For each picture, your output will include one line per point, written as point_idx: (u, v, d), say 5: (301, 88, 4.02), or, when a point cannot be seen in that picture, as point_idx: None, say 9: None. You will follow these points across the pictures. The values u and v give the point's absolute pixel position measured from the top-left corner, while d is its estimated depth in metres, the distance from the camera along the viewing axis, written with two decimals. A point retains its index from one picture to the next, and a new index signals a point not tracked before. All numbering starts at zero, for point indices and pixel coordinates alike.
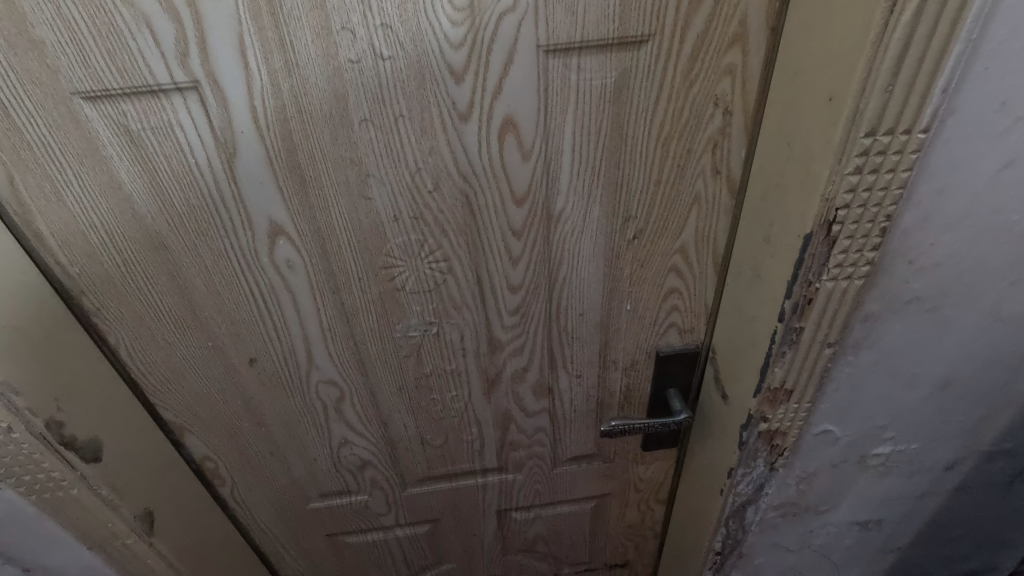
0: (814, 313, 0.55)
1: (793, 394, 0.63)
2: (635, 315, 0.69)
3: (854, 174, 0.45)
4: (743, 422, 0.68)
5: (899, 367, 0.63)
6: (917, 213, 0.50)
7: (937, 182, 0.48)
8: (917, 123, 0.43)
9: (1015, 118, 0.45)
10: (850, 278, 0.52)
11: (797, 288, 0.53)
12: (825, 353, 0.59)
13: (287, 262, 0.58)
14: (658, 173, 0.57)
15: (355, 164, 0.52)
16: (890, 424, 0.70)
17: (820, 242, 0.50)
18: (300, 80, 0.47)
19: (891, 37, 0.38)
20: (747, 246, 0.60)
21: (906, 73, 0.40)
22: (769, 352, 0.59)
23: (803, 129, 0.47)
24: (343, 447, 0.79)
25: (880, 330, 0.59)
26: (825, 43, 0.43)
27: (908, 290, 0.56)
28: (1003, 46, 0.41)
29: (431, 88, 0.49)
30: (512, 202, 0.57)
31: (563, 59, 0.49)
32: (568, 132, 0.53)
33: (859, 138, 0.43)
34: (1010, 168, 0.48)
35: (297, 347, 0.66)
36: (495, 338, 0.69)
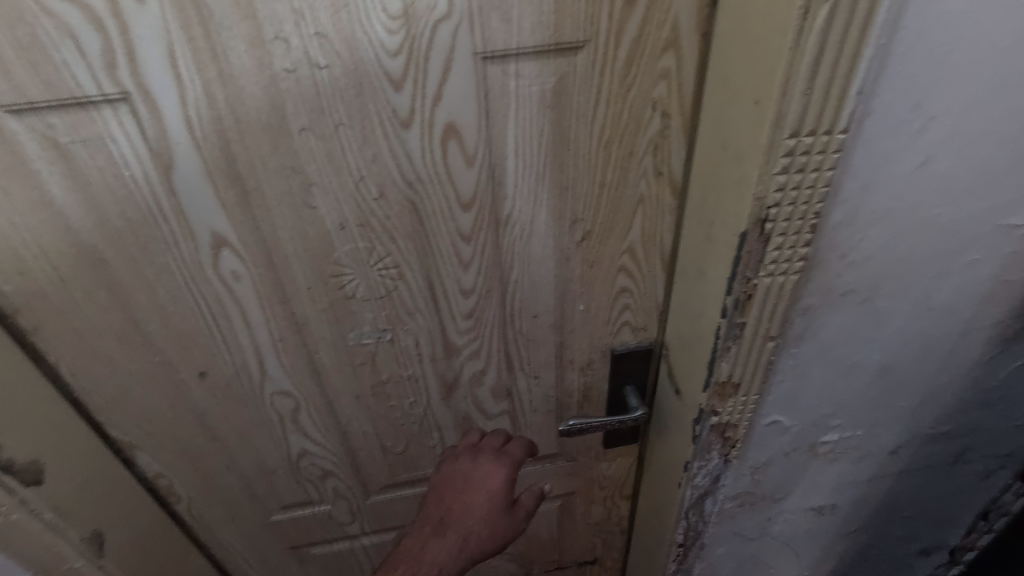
0: (754, 308, 0.57)
1: (740, 387, 0.65)
2: (588, 315, 0.70)
3: (782, 174, 0.47)
4: (695, 416, 0.69)
5: (840, 356, 0.66)
6: (845, 209, 0.52)
7: (862, 179, 0.50)
8: (837, 124, 0.45)
9: (928, 117, 0.47)
10: (787, 273, 0.54)
11: (737, 285, 0.55)
12: (767, 346, 0.61)
13: (233, 273, 0.58)
14: (602, 175, 0.58)
15: (297, 172, 0.52)
16: (835, 412, 0.72)
17: (755, 240, 0.51)
18: (235, 90, 0.47)
19: (807, 42, 0.40)
20: (690, 245, 0.61)
21: (822, 77, 0.42)
22: (715, 347, 0.61)
23: (733, 131, 0.49)
24: (302, 458, 0.78)
25: (819, 322, 0.61)
26: (750, 48, 0.45)
27: (842, 283, 0.58)
28: (911, 50, 0.43)
29: (370, 95, 0.49)
30: (459, 208, 0.58)
31: (501, 65, 0.50)
32: (511, 136, 0.54)
33: (784, 139, 0.45)
34: (928, 165, 0.50)
35: (248, 360, 0.65)
36: (451, 343, 0.70)
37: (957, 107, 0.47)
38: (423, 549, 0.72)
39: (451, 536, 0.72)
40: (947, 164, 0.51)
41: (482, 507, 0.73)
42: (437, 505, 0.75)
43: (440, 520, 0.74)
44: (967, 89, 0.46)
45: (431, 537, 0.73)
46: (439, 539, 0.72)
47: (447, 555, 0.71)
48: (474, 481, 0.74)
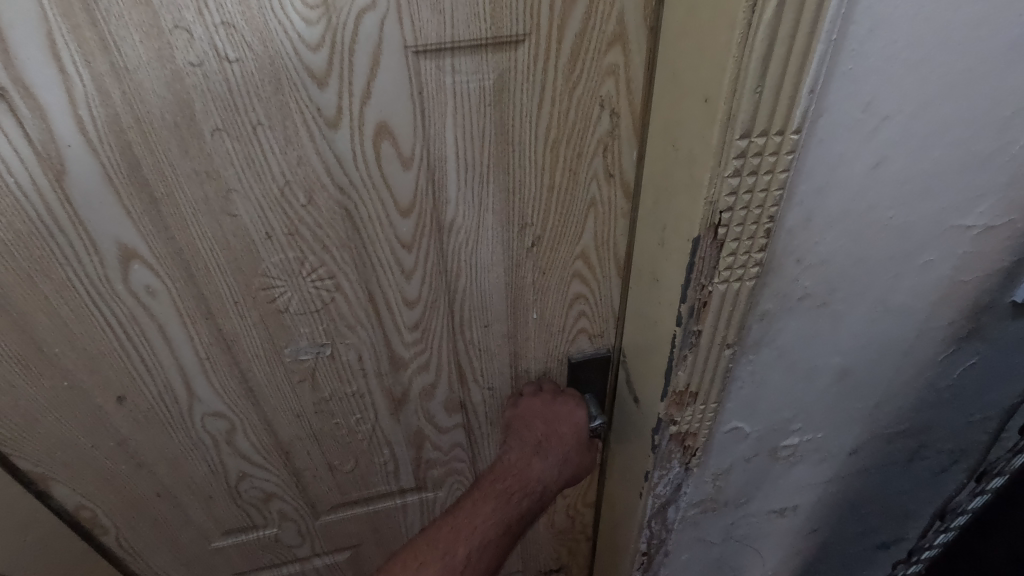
0: (710, 315, 0.54)
1: (699, 396, 0.62)
2: (543, 323, 0.67)
3: (734, 177, 0.44)
4: (653, 425, 0.67)
5: (799, 361, 0.64)
6: (799, 212, 0.50)
7: (816, 182, 0.48)
8: (789, 124, 0.42)
9: (882, 116, 0.46)
10: (742, 279, 0.52)
11: (691, 292, 0.52)
12: (725, 353, 0.58)
13: (147, 288, 0.52)
14: (551, 178, 0.55)
15: (212, 178, 0.47)
16: (795, 416, 0.71)
17: (708, 245, 0.49)
18: (132, 86, 0.42)
19: (755, 36, 0.37)
20: (645, 250, 0.58)
21: (772, 74, 0.39)
22: (671, 356, 0.58)
23: (684, 131, 0.46)
24: (241, 481, 0.73)
25: (777, 328, 0.59)
26: (698, 43, 0.42)
27: (799, 288, 0.56)
28: (863, 47, 0.41)
29: (290, 93, 0.45)
30: (397, 214, 0.54)
31: (435, 60, 0.46)
32: (451, 137, 0.50)
33: (735, 140, 0.42)
34: (883, 166, 0.49)
35: (172, 381, 0.60)
36: (397, 356, 0.66)
37: (910, 105, 0.45)
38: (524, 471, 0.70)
39: (551, 459, 0.71)
40: (901, 165, 0.49)
41: (574, 438, 0.71)
42: (529, 429, 0.71)
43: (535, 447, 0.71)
44: (919, 88, 0.45)
45: (531, 457, 0.71)
46: (538, 462, 0.70)
47: (550, 475, 0.70)
48: (562, 414, 0.71)
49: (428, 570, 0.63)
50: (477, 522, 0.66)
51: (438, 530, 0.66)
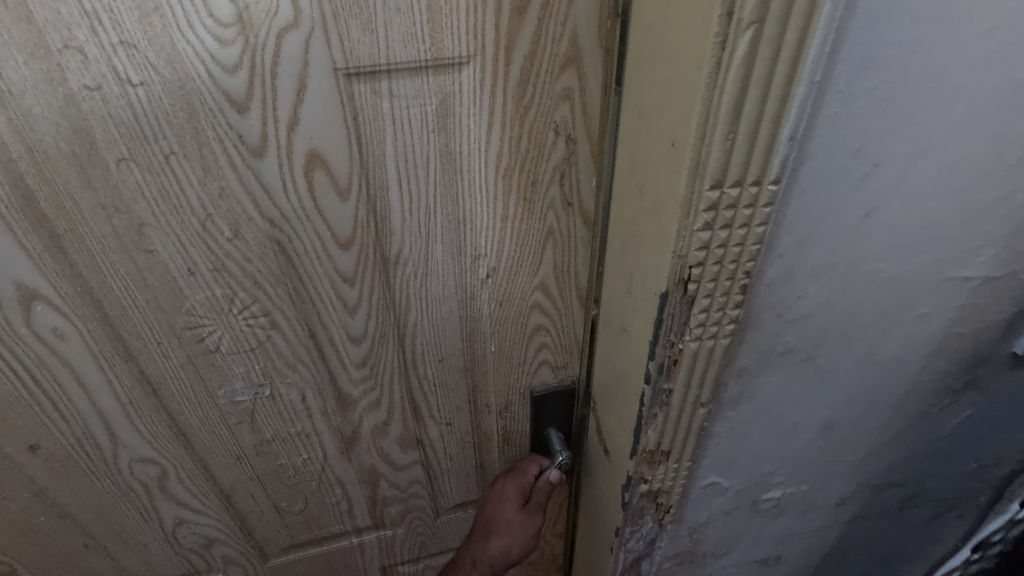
0: (681, 373, 0.50)
1: (671, 454, 0.58)
2: (501, 355, 0.63)
3: (704, 230, 0.40)
4: (624, 481, 0.62)
5: (780, 417, 0.59)
6: (779, 266, 0.46)
7: (798, 234, 0.44)
8: (766, 174, 0.38)
9: (873, 164, 0.41)
10: (717, 336, 0.48)
11: (660, 349, 0.48)
12: (699, 413, 0.54)
13: (54, 330, 0.47)
14: (505, 209, 0.51)
15: (122, 212, 0.42)
16: (777, 470, 0.66)
17: (677, 300, 0.44)
18: (19, 112, 0.37)
19: (726, 77, 0.33)
20: (614, 297, 0.54)
21: (746, 118, 0.35)
22: (641, 414, 0.54)
23: (650, 175, 0.42)
24: (179, 527, 0.67)
25: (756, 382, 0.55)
26: (662, 80, 0.37)
27: (782, 342, 0.51)
28: (852, 88, 0.37)
29: (205, 119, 0.40)
30: (336, 248, 0.49)
31: (370, 84, 0.42)
32: (391, 165, 0.46)
33: (705, 191, 0.38)
34: (873, 216, 0.45)
35: (90, 426, 0.54)
36: (344, 394, 0.61)
37: (904, 152, 0.41)
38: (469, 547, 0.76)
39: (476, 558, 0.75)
40: (893, 215, 0.45)
41: (499, 514, 0.74)
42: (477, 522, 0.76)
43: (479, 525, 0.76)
44: (913, 132, 0.40)
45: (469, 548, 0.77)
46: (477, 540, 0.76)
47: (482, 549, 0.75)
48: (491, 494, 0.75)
49: None
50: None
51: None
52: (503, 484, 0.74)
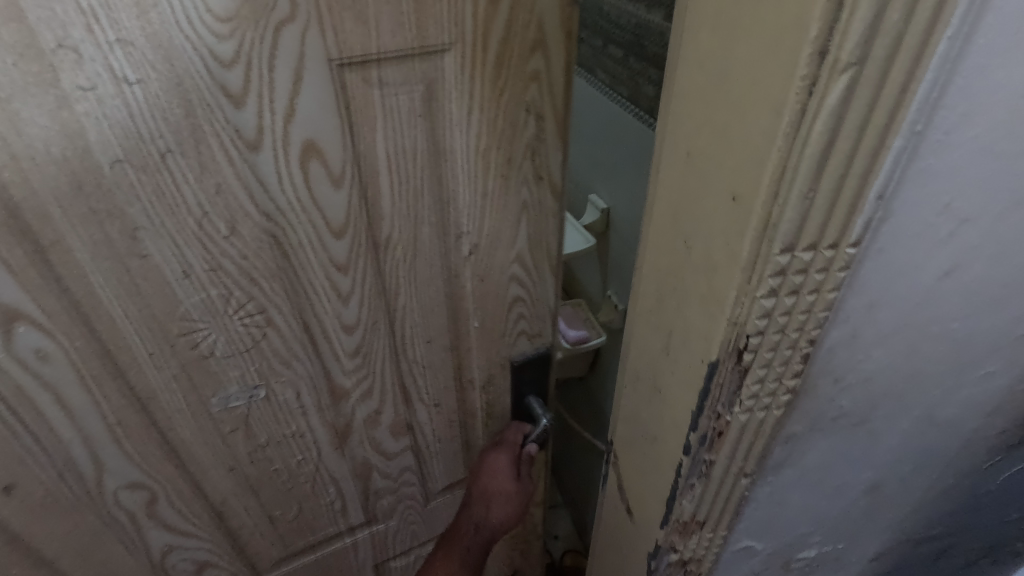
0: (724, 445, 0.48)
1: (705, 524, 0.57)
2: (484, 329, 0.67)
3: (767, 297, 0.38)
4: (652, 550, 0.60)
5: (821, 478, 0.60)
6: (844, 330, 0.44)
7: (869, 297, 0.42)
8: (844, 238, 0.36)
9: (958, 224, 0.40)
10: (769, 408, 0.46)
11: (705, 420, 0.46)
12: (740, 483, 0.53)
13: (37, 352, 0.44)
14: (484, 186, 0.55)
15: (115, 216, 0.41)
16: (813, 529, 0.69)
17: (729, 369, 0.43)
18: (5, 116, 0.35)
19: (812, 128, 0.30)
20: (645, 357, 0.51)
21: (830, 174, 0.33)
22: (676, 485, 0.52)
23: (703, 229, 0.39)
24: (167, 556, 0.64)
25: (801, 447, 0.54)
26: (724, 123, 0.35)
27: (834, 407, 0.51)
28: (950, 139, 0.34)
29: (203, 115, 0.40)
30: (330, 237, 0.51)
31: (361, 72, 0.44)
32: (381, 150, 0.48)
33: (774, 255, 0.36)
34: (948, 275, 0.44)
35: (73, 456, 0.51)
36: (338, 386, 0.62)
37: (991, 208, 0.40)
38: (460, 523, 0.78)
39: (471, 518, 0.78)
40: (967, 275, 0.45)
41: (493, 487, 0.77)
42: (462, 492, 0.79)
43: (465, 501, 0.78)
44: (1006, 182, 0.39)
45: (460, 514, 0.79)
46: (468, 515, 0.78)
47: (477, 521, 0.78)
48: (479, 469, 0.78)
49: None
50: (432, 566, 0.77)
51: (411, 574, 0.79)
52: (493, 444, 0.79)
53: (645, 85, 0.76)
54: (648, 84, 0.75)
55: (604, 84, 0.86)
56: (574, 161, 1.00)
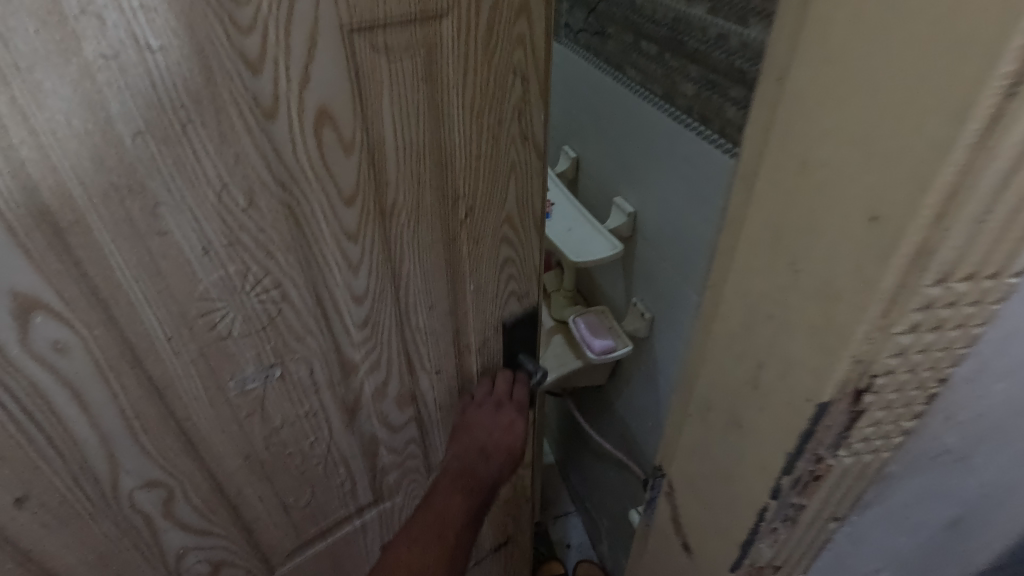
0: (818, 487, 0.46)
1: (781, 567, 0.56)
2: (479, 292, 0.70)
3: (904, 331, 0.35)
4: None
5: (908, 512, 0.55)
6: (974, 362, 0.40)
7: (1005, 333, 0.39)
8: (1004, 269, 0.33)
9: None
10: (878, 450, 0.44)
11: (803, 463, 0.44)
12: (829, 526, 0.51)
13: (55, 344, 0.42)
14: (478, 148, 0.58)
15: (136, 191, 0.40)
16: (882, 564, 0.62)
17: (844, 407, 0.40)
18: (26, 87, 0.34)
19: (988, 156, 0.27)
20: (721, 387, 0.48)
21: (999, 205, 0.29)
22: (758, 530, 0.51)
23: (822, 256, 0.35)
24: (184, 558, 0.62)
25: (897, 484, 0.49)
26: (859, 146, 0.31)
27: (940, 444, 0.47)
28: None
29: (222, 83, 0.41)
30: (341, 204, 0.52)
31: (370, 38, 0.46)
32: (387, 115, 0.50)
33: (923, 287, 0.32)
34: None
35: (89, 457, 0.49)
36: (347, 360, 0.63)
37: None
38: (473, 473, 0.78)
39: (496, 457, 0.79)
40: None
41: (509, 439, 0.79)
42: (472, 439, 0.78)
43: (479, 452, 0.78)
44: None
45: (480, 461, 0.78)
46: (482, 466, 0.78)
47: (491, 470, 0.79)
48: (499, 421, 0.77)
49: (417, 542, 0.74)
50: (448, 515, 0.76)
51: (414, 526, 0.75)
52: (493, 386, 0.79)
53: (681, 82, 0.79)
54: (685, 81, 0.78)
55: (635, 82, 0.90)
56: (601, 162, 1.05)
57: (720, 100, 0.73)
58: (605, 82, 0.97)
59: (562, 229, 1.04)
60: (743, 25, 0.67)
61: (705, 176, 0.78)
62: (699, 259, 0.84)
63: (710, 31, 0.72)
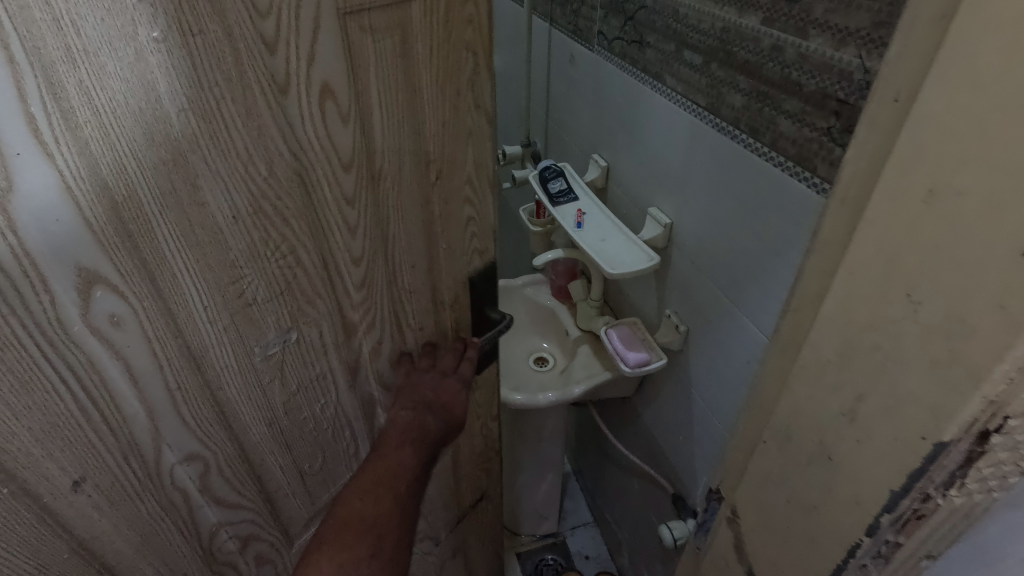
0: (919, 529, 0.49)
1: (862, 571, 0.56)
2: (449, 250, 0.79)
3: None
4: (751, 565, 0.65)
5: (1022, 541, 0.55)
6: None
7: None
8: None
9: None
10: (989, 491, 0.45)
11: (909, 501, 0.47)
12: (923, 562, 0.51)
13: (111, 317, 0.45)
14: (443, 117, 0.67)
15: (180, 164, 0.45)
16: None
17: (964, 448, 0.43)
18: (91, 70, 0.38)
19: None
20: (817, 413, 0.53)
21: None
22: (848, 562, 0.54)
23: (943, 285, 0.40)
24: (217, 535, 0.65)
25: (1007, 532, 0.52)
26: (998, 189, 0.35)
27: None
28: None
29: (247, 62, 0.46)
30: (341, 170, 0.58)
31: (358, 19, 0.53)
32: (374, 89, 0.57)
33: None
34: None
35: (137, 434, 0.51)
36: (349, 321, 0.69)
37: None
38: (416, 430, 0.79)
39: (440, 415, 0.82)
40: None
41: (451, 402, 0.83)
42: (419, 395, 0.80)
43: (425, 409, 0.80)
44: None
45: (427, 421, 0.81)
46: (426, 423, 0.80)
47: (432, 430, 0.81)
48: (442, 383, 0.82)
49: (365, 499, 0.72)
50: (394, 470, 0.76)
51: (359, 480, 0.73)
52: (437, 360, 0.84)
53: (728, 93, 0.85)
54: (734, 92, 0.84)
55: (677, 92, 0.96)
56: (640, 171, 1.14)
57: (772, 112, 0.78)
58: (647, 93, 1.05)
59: (597, 241, 1.17)
60: (802, 37, 0.71)
61: (751, 188, 0.84)
62: (739, 272, 0.91)
63: (764, 42, 0.77)
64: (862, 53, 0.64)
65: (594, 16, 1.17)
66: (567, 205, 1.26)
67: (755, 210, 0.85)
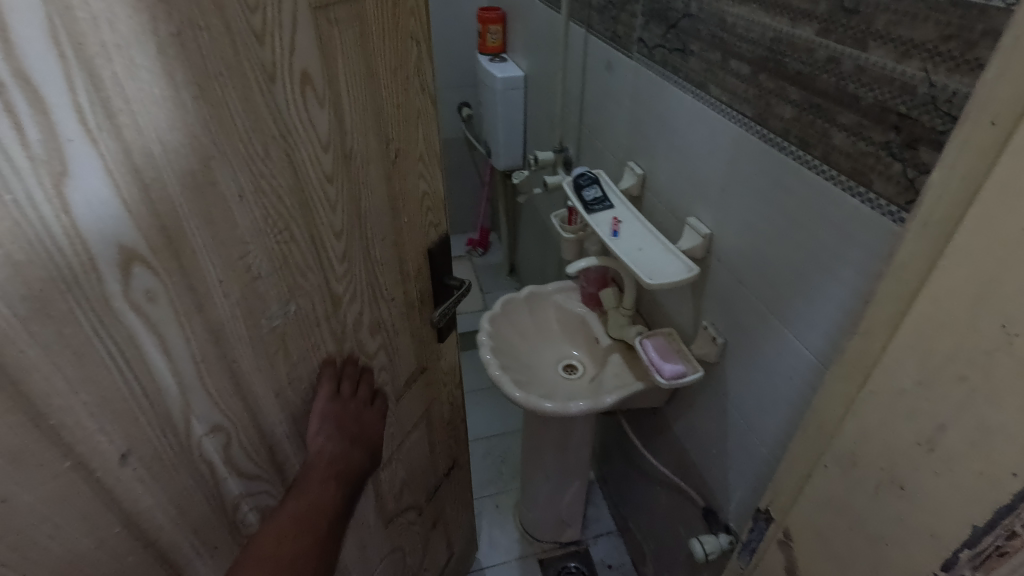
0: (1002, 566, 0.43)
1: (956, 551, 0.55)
2: (410, 223, 0.86)
3: None
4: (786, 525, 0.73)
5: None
6: None
7: None
8: None
9: None
10: None
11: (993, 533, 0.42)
12: None
13: (147, 292, 0.49)
14: (398, 100, 0.74)
15: (195, 147, 0.50)
16: None
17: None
18: (124, 62, 0.43)
19: None
20: (891, 445, 0.50)
21: None
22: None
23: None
24: (240, 506, 0.69)
25: None
26: None
27: None
28: None
29: (243, 53, 0.52)
30: (321, 150, 0.64)
31: (326, 14, 0.60)
32: (342, 75, 0.64)
33: None
34: None
35: (171, 407, 0.55)
36: (335, 294, 0.74)
37: None
38: (341, 463, 0.78)
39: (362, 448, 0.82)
40: None
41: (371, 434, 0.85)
42: (345, 427, 0.79)
43: (352, 438, 0.80)
44: None
45: (351, 452, 0.80)
46: (351, 453, 0.80)
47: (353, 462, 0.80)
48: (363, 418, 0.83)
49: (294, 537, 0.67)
50: (321, 504, 0.73)
51: (288, 512, 0.69)
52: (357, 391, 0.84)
53: (778, 103, 0.80)
54: (783, 103, 0.80)
55: (722, 103, 0.92)
56: (680, 182, 1.08)
57: (824, 125, 0.74)
58: (688, 103, 1.01)
59: (635, 248, 1.12)
60: (861, 50, 0.67)
61: (795, 196, 0.80)
62: (785, 287, 0.86)
63: (817, 54, 0.73)
64: (929, 66, 0.60)
65: (635, 23, 1.14)
66: (602, 212, 1.21)
67: (800, 219, 0.80)
